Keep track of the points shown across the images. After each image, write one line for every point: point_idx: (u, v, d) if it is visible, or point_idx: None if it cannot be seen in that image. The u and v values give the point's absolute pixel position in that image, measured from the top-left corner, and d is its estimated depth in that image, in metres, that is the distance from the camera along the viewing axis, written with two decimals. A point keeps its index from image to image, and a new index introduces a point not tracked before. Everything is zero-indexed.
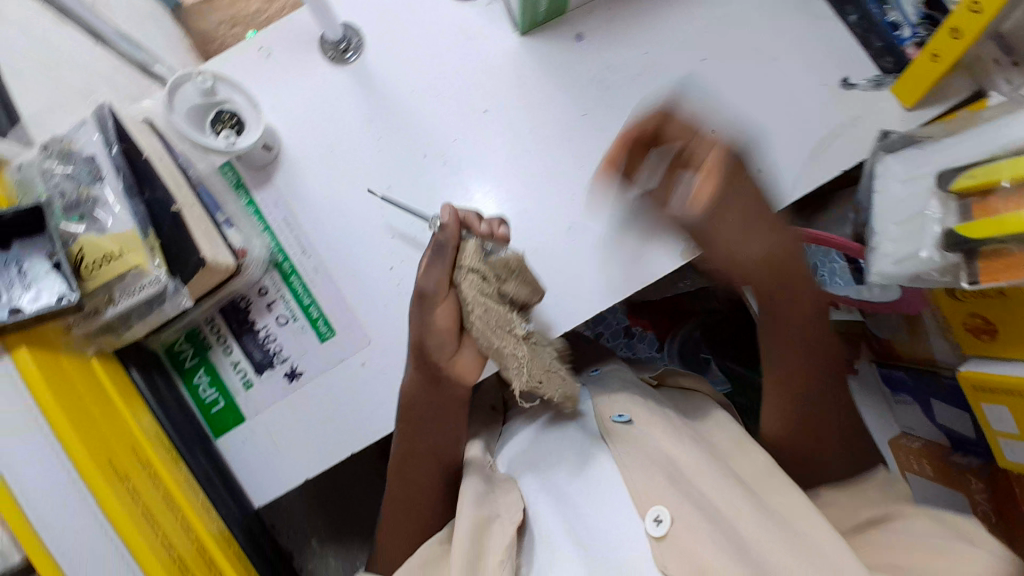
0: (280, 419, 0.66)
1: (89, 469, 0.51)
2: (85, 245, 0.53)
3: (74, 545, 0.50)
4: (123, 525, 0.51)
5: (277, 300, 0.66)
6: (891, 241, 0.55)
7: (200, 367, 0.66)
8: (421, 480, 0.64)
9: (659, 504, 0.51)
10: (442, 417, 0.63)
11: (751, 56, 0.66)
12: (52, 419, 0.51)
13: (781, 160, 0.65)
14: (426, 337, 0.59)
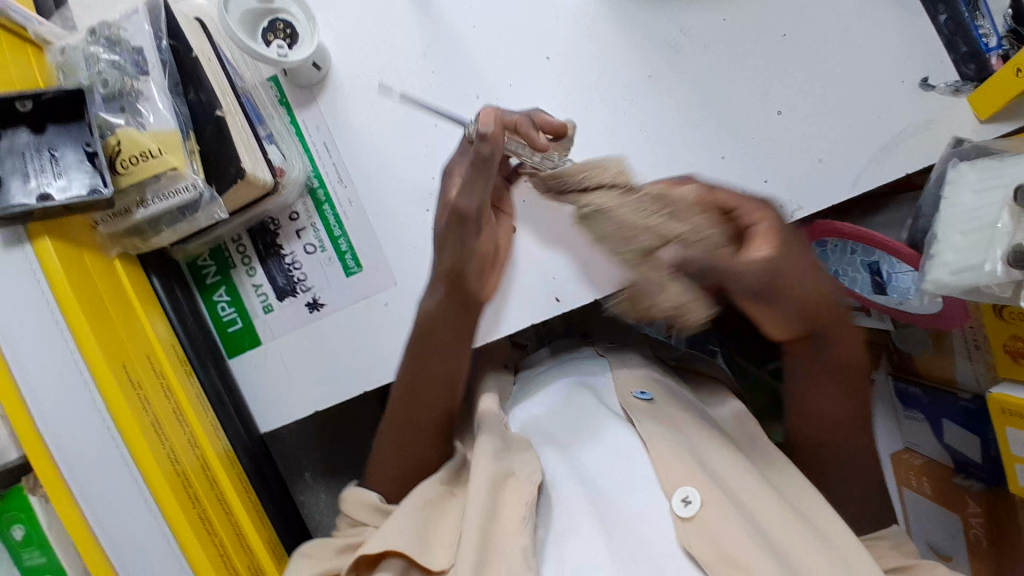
0: (296, 348, 0.65)
1: (104, 372, 0.49)
2: (123, 139, 0.51)
3: (82, 447, 0.48)
4: (131, 434, 0.49)
5: (307, 227, 0.64)
6: (954, 250, 0.53)
7: (222, 285, 0.64)
8: (424, 407, 0.60)
9: (688, 485, 0.50)
10: (457, 339, 0.60)
11: (831, 41, 0.63)
12: (70, 315, 0.49)
13: (843, 153, 0.63)
14: (466, 261, 0.57)
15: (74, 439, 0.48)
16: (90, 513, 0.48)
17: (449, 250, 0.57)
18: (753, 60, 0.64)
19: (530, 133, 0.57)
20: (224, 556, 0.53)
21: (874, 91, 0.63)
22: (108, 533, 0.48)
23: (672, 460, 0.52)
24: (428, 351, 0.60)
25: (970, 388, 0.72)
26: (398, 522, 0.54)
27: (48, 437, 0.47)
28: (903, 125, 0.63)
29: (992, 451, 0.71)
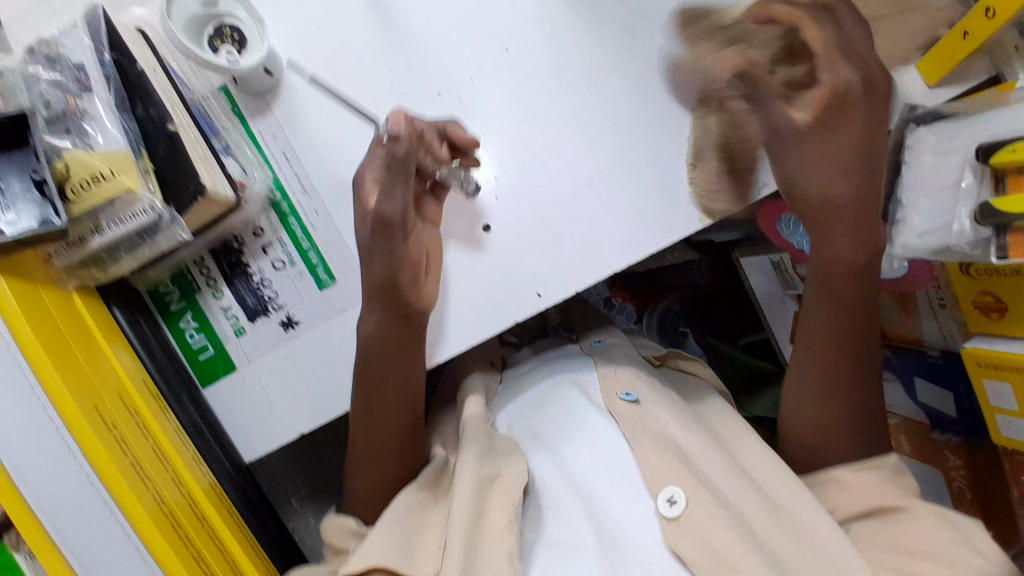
0: (273, 370, 0.62)
1: (75, 419, 0.47)
2: (71, 162, 0.48)
3: (60, 502, 0.46)
4: (113, 479, 0.47)
5: (273, 242, 0.62)
6: (920, 214, 0.56)
7: (188, 311, 0.62)
8: (392, 424, 0.61)
9: (673, 485, 0.53)
10: (404, 356, 0.60)
11: None
12: (37, 364, 0.46)
13: None
14: (399, 271, 0.57)
15: (52, 495, 0.46)
16: (76, 565, 0.46)
17: (379, 261, 0.57)
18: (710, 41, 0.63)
19: (437, 145, 0.58)
20: None
21: None
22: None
23: (666, 462, 0.54)
24: (376, 371, 0.60)
25: (937, 345, 0.74)
26: (382, 536, 0.54)
27: (21, 486, 0.45)
28: None
29: (964, 403, 0.74)
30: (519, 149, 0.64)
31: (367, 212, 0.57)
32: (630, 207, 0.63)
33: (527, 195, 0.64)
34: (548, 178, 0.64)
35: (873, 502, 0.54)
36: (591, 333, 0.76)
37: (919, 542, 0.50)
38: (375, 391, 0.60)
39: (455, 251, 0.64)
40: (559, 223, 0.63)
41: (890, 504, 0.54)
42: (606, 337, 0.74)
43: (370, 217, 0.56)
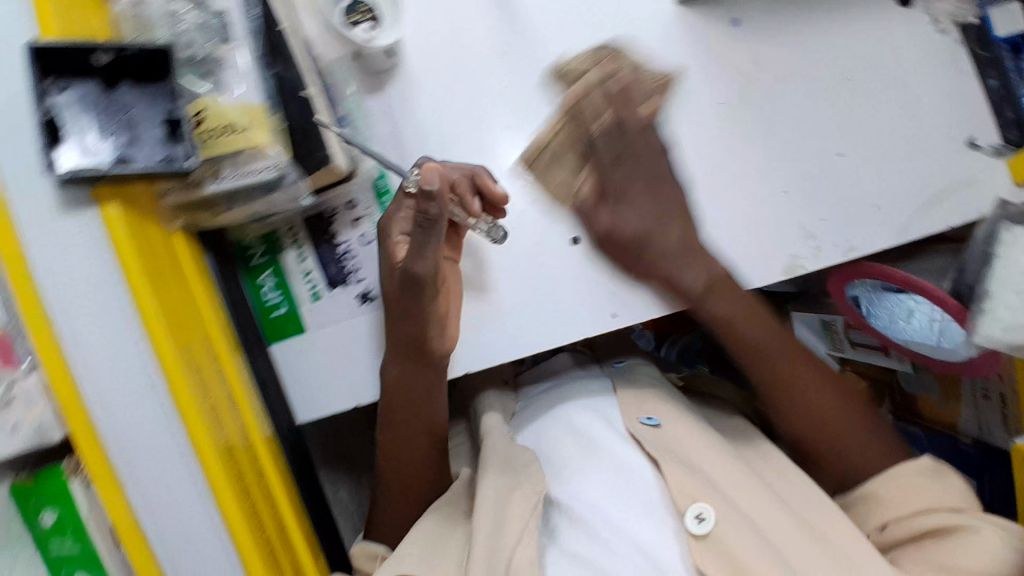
0: (341, 343, 0.62)
1: (168, 358, 0.47)
2: (207, 108, 0.48)
3: (137, 438, 0.47)
4: (192, 421, 0.47)
5: (364, 216, 0.62)
6: (1008, 308, 0.56)
7: (269, 267, 0.62)
8: (415, 456, 0.64)
9: (701, 501, 0.54)
10: (424, 396, 0.62)
11: (892, 90, 0.64)
12: (143, 300, 0.46)
13: (894, 204, 0.64)
14: (427, 325, 0.58)
15: (131, 437, 0.46)
16: (136, 500, 0.47)
17: (409, 316, 0.57)
18: (818, 95, 0.62)
19: (469, 198, 0.57)
20: (270, 552, 0.51)
21: (925, 144, 0.64)
22: (161, 534, 0.47)
23: (691, 484, 0.55)
24: (399, 408, 0.62)
25: (968, 433, 0.76)
26: (412, 545, 0.57)
27: (102, 419, 0.46)
28: (945, 181, 0.64)
29: (985, 493, 0.75)
30: None
31: (396, 265, 0.58)
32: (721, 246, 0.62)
33: None
34: None
35: (935, 516, 0.54)
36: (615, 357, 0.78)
37: (964, 561, 0.49)
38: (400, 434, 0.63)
39: (508, 272, 0.63)
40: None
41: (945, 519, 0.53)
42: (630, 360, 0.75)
43: (399, 272, 0.57)
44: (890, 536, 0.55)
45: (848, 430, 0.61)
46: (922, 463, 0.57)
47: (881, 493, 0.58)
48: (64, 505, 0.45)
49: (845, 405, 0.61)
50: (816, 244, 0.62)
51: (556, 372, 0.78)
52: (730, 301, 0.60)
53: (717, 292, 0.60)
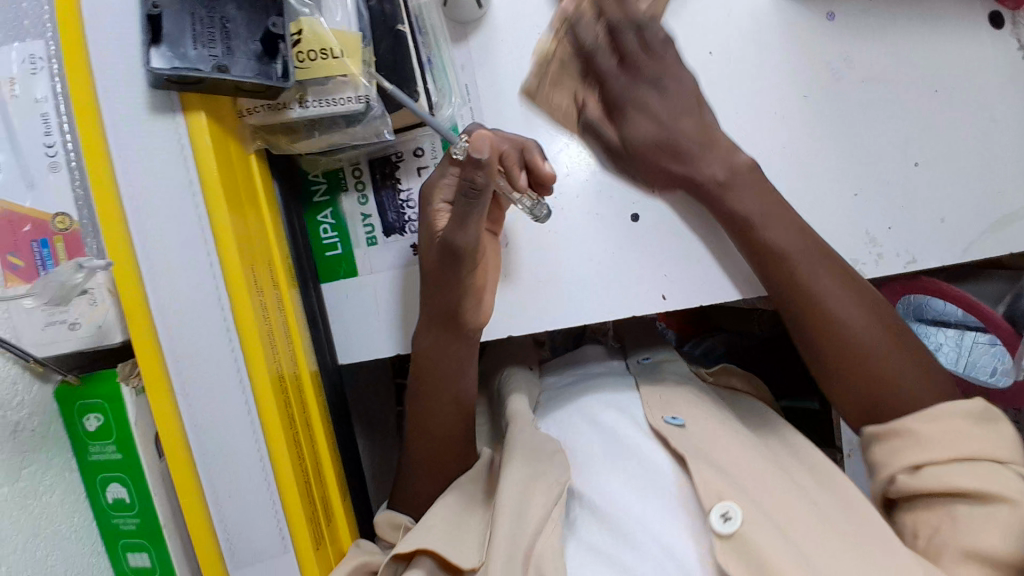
0: (390, 291, 0.61)
1: (236, 278, 0.46)
2: (305, 30, 0.48)
3: (197, 352, 0.46)
4: (251, 345, 0.46)
5: (430, 166, 0.60)
6: None
7: (329, 207, 0.61)
8: (443, 432, 0.60)
9: (728, 501, 0.51)
10: (454, 366, 0.59)
11: (977, 108, 0.62)
12: (217, 217, 0.46)
13: (960, 224, 0.63)
14: (464, 299, 0.56)
15: (189, 354, 0.46)
16: (185, 414, 0.46)
17: (447, 288, 0.55)
18: (901, 103, 0.61)
19: (516, 171, 0.53)
20: (307, 484, 0.51)
21: (999, 166, 0.63)
22: (206, 453, 0.46)
23: (714, 480, 0.53)
24: (429, 379, 0.60)
25: None
26: (435, 521, 0.55)
27: (163, 329, 0.45)
28: (1016, 207, 0.63)
29: None
30: None
31: (436, 235, 0.56)
32: None
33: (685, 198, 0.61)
34: None
35: (975, 470, 0.48)
36: (640, 351, 0.76)
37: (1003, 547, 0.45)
38: (425, 410, 0.61)
39: (565, 243, 0.61)
40: (703, 234, 0.61)
41: (985, 484, 0.48)
42: (659, 356, 0.73)
43: (438, 243, 0.54)
44: (923, 480, 0.50)
45: (895, 355, 0.55)
46: (972, 406, 0.51)
47: (914, 430, 0.52)
48: (114, 406, 0.44)
49: (883, 327, 0.56)
50: (877, 251, 0.62)
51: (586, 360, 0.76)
52: (756, 196, 0.57)
53: (740, 187, 0.56)
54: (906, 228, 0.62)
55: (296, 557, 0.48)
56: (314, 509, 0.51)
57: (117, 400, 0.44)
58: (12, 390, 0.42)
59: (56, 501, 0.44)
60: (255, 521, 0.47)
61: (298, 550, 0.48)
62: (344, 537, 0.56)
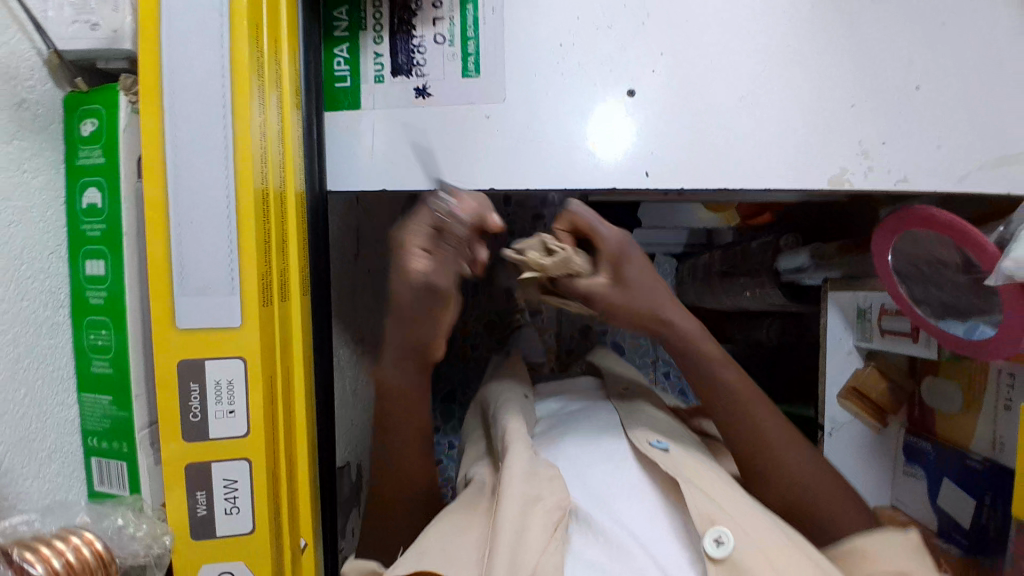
0: (389, 128, 0.64)
1: (242, 48, 0.48)
2: None
3: (188, 83, 0.47)
4: (244, 122, 0.48)
5: (445, 19, 0.62)
6: None
7: (347, 41, 0.63)
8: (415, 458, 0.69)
9: (721, 526, 0.52)
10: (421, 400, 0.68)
11: (983, 43, 0.62)
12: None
13: (954, 161, 0.63)
14: (427, 336, 0.62)
15: (184, 87, 0.47)
16: (168, 133, 0.47)
17: (399, 334, 0.62)
18: (911, 29, 0.62)
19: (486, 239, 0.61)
20: (269, 247, 0.52)
21: (1004, 104, 0.63)
22: (179, 178, 0.48)
23: (707, 505, 0.54)
24: (393, 414, 0.67)
25: (980, 452, 0.73)
26: (430, 545, 0.55)
27: (164, 49, 0.47)
28: (1009, 149, 0.63)
29: (980, 519, 0.72)
30: (687, 45, 0.61)
31: (411, 274, 0.55)
32: (774, 141, 0.62)
33: (686, 87, 0.62)
34: (710, 78, 0.62)
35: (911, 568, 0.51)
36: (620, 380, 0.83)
37: None
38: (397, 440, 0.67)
39: (563, 110, 0.62)
40: (694, 125, 0.62)
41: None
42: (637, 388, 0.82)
43: (419, 281, 0.55)
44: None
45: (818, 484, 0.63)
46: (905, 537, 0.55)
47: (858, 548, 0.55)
48: (111, 113, 0.47)
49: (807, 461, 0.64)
50: (868, 163, 0.62)
51: (574, 392, 0.83)
52: (706, 342, 0.68)
53: (691, 338, 0.68)
54: (901, 145, 0.62)
55: (241, 301, 0.49)
56: (270, 271, 0.52)
57: (112, 104, 0.47)
58: (29, 72, 0.45)
59: (37, 185, 0.46)
60: (209, 256, 0.49)
61: (244, 292, 0.49)
62: (292, 321, 0.56)
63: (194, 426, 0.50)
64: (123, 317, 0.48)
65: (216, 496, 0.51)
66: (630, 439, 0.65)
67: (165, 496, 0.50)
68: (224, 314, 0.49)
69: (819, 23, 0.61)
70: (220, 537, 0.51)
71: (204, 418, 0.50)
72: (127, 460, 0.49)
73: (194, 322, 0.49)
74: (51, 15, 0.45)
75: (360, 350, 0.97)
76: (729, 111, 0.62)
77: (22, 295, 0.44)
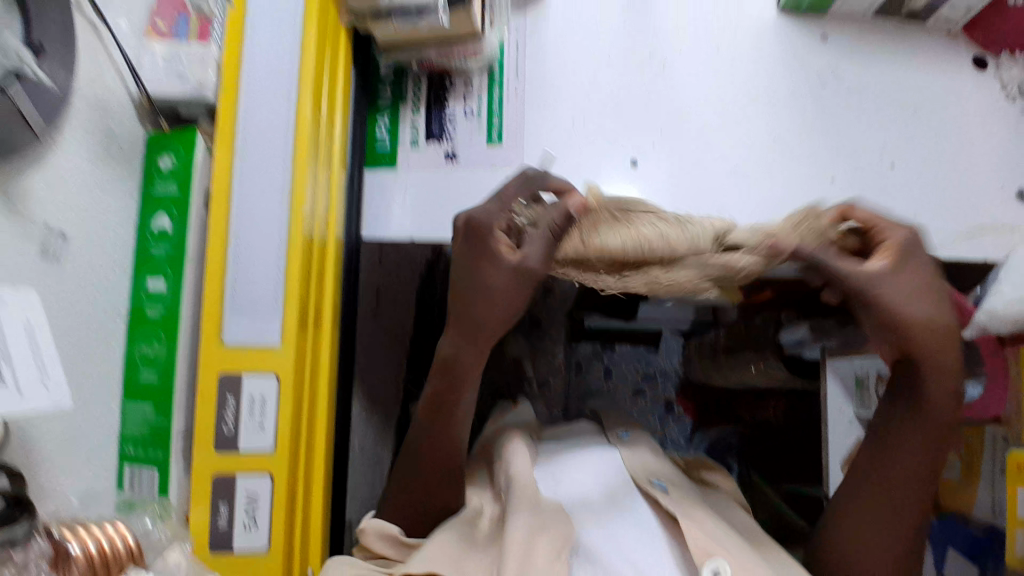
0: (417, 185, 0.70)
1: (306, 108, 0.55)
2: None
3: (259, 133, 0.55)
4: (301, 167, 0.55)
5: (474, 96, 0.71)
6: (1011, 287, 0.59)
7: (388, 112, 0.72)
8: (440, 452, 0.61)
9: (718, 557, 0.52)
10: (455, 384, 0.60)
11: (949, 134, 0.70)
12: (304, 62, 0.56)
13: (931, 229, 0.69)
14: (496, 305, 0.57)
15: (254, 134, 0.55)
16: (236, 173, 0.55)
17: (476, 292, 0.58)
18: (882, 115, 0.70)
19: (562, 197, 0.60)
20: (309, 285, 0.58)
21: (974, 182, 0.69)
22: (241, 209, 0.54)
23: (704, 535, 0.54)
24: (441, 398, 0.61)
25: (982, 519, 0.73)
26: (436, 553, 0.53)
27: (242, 105, 0.55)
28: (982, 220, 0.69)
29: None
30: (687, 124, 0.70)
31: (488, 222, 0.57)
32: (763, 209, 0.69)
33: (686, 159, 0.69)
34: (707, 152, 0.69)
35: None
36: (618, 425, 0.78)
37: None
38: (440, 430, 0.60)
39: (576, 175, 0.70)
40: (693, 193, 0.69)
41: None
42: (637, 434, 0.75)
43: (481, 221, 0.58)
44: None
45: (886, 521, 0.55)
46: None
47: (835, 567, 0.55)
48: (189, 151, 0.54)
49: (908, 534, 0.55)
50: None
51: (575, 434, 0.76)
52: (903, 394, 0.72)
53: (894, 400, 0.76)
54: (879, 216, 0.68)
55: (281, 324, 0.54)
56: (308, 301, 0.57)
57: (190, 144, 0.54)
58: (121, 111, 0.53)
59: (115, 207, 0.52)
60: (257, 281, 0.54)
61: (285, 316, 0.54)
62: (323, 353, 0.61)
63: (225, 437, 0.53)
64: (174, 327, 0.52)
65: (237, 510, 0.54)
66: (630, 474, 0.64)
67: (191, 509, 0.53)
68: (265, 335, 0.54)
69: (801, 108, 0.70)
70: (235, 551, 0.54)
71: (236, 431, 0.54)
72: (158, 466, 0.52)
73: (237, 340, 0.54)
74: (147, 66, 0.55)
75: (369, 408, 0.99)
76: (724, 180, 0.69)
77: (87, 301, 0.49)
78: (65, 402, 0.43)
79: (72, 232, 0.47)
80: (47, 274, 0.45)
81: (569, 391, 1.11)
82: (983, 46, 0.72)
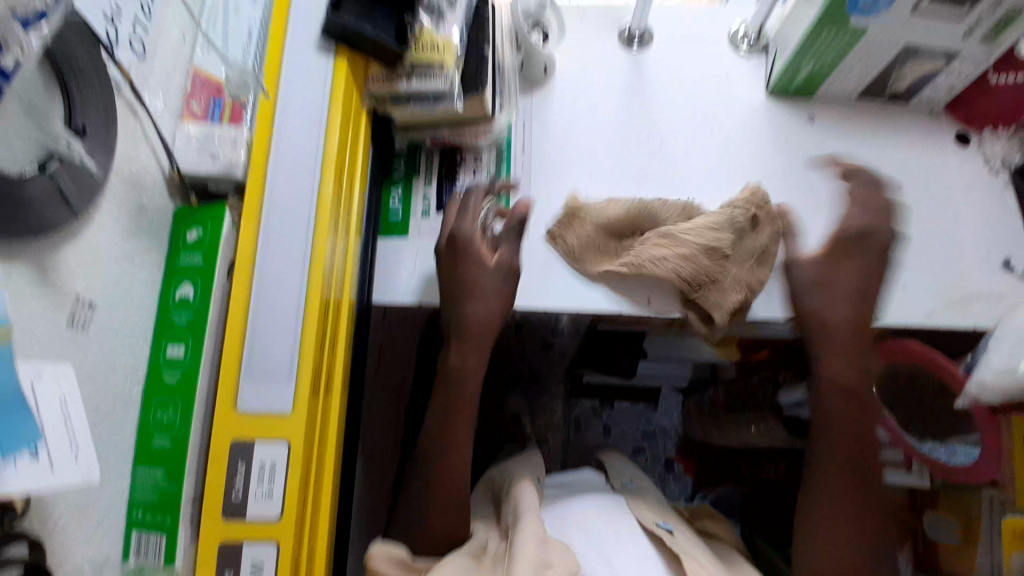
0: (427, 254, 0.72)
1: (327, 186, 0.59)
2: (424, 33, 0.63)
3: (282, 208, 0.58)
4: (320, 241, 0.58)
5: (483, 170, 0.75)
6: (1000, 357, 0.61)
7: (401, 185, 0.75)
8: (451, 475, 0.61)
9: None
10: (456, 408, 0.64)
11: (935, 209, 0.74)
12: (328, 148, 0.60)
13: (924, 298, 0.71)
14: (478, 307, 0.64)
15: (278, 209, 0.58)
16: (259, 245, 0.57)
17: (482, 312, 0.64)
18: None
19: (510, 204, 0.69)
20: (321, 354, 0.59)
21: (962, 255, 0.72)
22: (262, 279, 0.57)
23: None
24: (453, 424, 0.63)
25: None
26: None
27: (268, 183, 0.59)
28: (974, 290, 0.71)
29: None
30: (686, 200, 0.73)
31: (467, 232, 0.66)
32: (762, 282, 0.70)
33: None
34: None
35: None
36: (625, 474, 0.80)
37: None
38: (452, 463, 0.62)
39: None
40: None
41: None
42: (643, 483, 0.77)
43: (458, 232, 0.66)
44: None
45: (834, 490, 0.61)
46: None
47: None
48: (215, 224, 0.57)
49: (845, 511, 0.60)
50: None
51: (581, 482, 0.76)
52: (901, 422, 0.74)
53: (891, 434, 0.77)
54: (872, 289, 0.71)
55: (294, 391, 0.55)
56: (319, 371, 0.58)
57: (219, 219, 0.57)
58: (153, 186, 0.56)
59: (141, 276, 0.54)
60: (273, 350, 0.56)
61: (298, 382, 0.55)
62: (332, 420, 0.62)
63: (234, 504, 0.54)
64: (191, 394, 0.54)
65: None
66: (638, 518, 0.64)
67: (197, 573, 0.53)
68: (278, 403, 0.55)
69: (794, 184, 0.74)
70: None
71: (245, 498, 0.54)
72: (166, 533, 0.52)
73: (252, 407, 0.55)
74: (181, 147, 0.58)
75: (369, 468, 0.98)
76: None
77: (108, 368, 0.51)
78: (94, 475, 0.42)
79: (100, 301, 0.49)
80: (73, 343, 0.46)
81: (567, 447, 1.13)
82: (966, 123, 0.76)
